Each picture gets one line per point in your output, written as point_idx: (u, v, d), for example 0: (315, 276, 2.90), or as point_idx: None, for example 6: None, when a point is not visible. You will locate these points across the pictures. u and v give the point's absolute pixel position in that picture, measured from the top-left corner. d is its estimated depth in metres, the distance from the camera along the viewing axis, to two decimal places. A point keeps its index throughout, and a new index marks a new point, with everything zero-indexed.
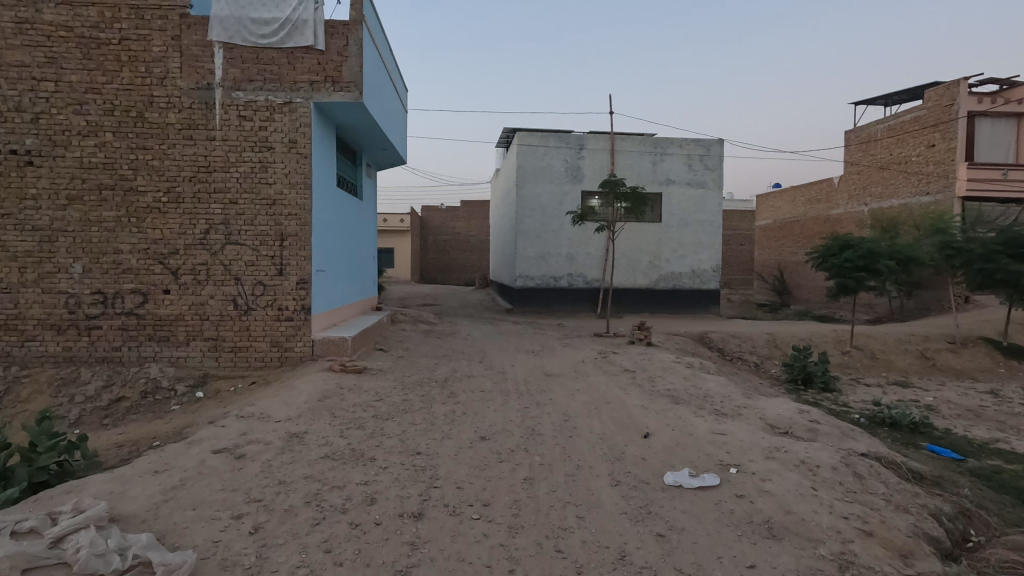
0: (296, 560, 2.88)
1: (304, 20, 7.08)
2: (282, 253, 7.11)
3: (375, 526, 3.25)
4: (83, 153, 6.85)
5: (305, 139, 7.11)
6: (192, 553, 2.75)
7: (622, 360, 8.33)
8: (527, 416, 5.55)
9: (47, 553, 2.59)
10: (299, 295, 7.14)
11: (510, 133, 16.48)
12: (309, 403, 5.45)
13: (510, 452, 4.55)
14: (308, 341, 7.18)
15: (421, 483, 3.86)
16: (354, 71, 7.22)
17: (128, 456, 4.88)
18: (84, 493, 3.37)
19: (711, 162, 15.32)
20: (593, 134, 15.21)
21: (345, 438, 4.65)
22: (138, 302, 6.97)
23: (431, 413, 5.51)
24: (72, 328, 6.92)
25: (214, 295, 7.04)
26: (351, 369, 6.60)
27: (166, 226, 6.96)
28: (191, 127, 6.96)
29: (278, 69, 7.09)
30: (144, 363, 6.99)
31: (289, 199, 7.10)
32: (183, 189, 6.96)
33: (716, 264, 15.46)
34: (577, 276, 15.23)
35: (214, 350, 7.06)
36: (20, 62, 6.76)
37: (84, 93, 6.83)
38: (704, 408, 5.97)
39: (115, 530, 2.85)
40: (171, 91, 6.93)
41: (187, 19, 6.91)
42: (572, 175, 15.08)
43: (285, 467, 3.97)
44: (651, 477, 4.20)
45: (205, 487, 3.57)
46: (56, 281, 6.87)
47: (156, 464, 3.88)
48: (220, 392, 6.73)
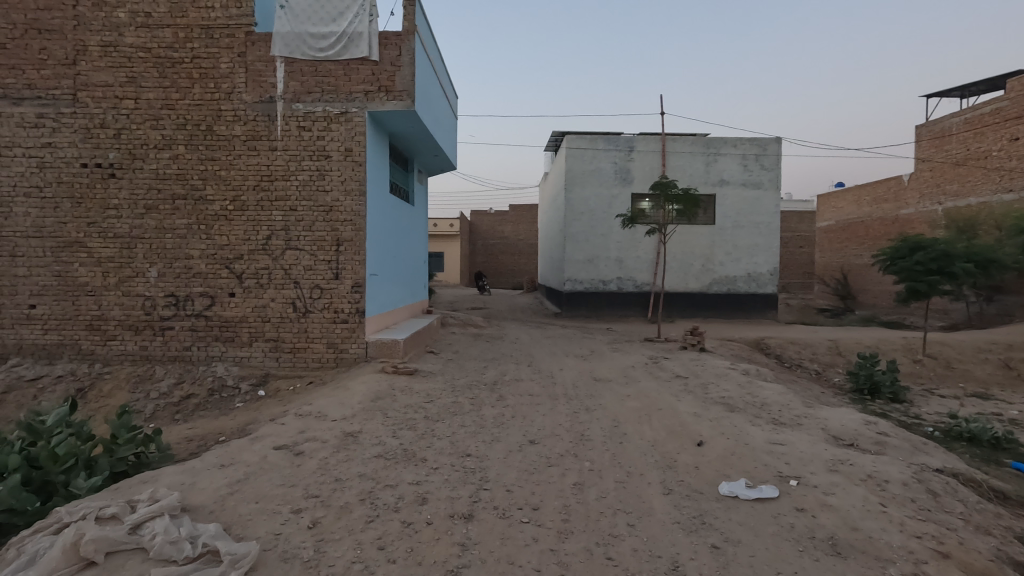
0: (351, 555, 2.96)
1: (359, 33, 7.33)
2: (338, 257, 7.37)
3: (426, 526, 3.31)
4: (158, 165, 7.32)
5: (359, 147, 7.34)
6: (255, 545, 2.88)
7: (673, 366, 8.14)
8: (576, 422, 5.51)
9: (126, 539, 2.78)
10: (354, 299, 7.38)
11: (559, 137, 16.47)
12: (363, 403, 5.63)
13: (559, 457, 4.53)
14: (362, 342, 7.39)
15: (471, 485, 3.90)
16: (406, 80, 7.39)
17: (197, 449, 5.19)
18: (158, 483, 3.60)
19: (768, 162, 14.77)
20: (643, 135, 14.97)
21: (397, 438, 4.76)
22: (206, 305, 7.39)
23: (480, 416, 5.56)
24: (148, 328, 7.41)
25: (274, 299, 7.38)
26: (402, 371, 6.77)
27: (231, 233, 7.35)
28: (255, 138, 7.33)
29: (335, 80, 7.36)
30: (211, 362, 7.40)
31: (345, 207, 7.35)
32: (247, 198, 7.34)
33: (774, 268, 14.85)
34: (626, 280, 15.02)
35: (275, 351, 7.39)
36: (104, 82, 7.31)
37: (160, 109, 7.32)
38: (761, 417, 5.75)
39: (186, 520, 3.04)
40: (237, 105, 7.33)
41: (252, 36, 7.29)
42: (621, 178, 14.90)
43: (340, 465, 4.10)
44: (706, 487, 4.07)
45: (266, 481, 3.74)
46: (134, 285, 7.37)
47: (222, 459, 4.11)
48: (280, 391, 7.04)
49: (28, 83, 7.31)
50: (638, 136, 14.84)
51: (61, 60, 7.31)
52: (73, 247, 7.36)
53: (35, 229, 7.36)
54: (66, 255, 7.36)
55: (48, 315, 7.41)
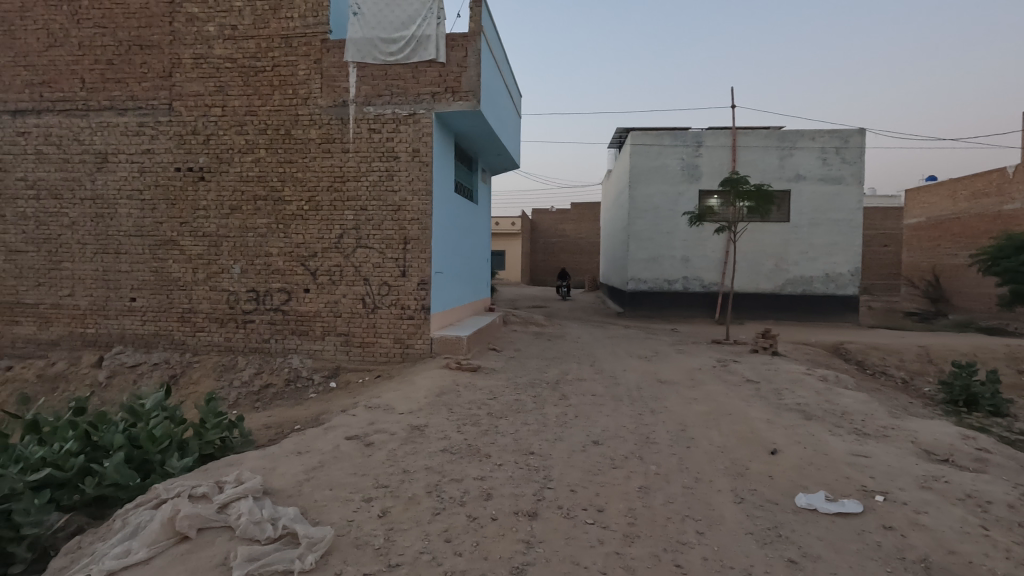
0: (419, 546, 3.02)
1: (427, 36, 7.46)
2: (405, 255, 7.58)
3: (491, 521, 3.34)
4: (242, 168, 7.80)
5: (426, 148, 7.51)
6: (330, 530, 3.01)
7: (743, 369, 7.81)
8: (640, 424, 5.39)
9: (216, 516, 3.00)
10: (420, 296, 7.56)
11: (623, 134, 16.16)
12: (428, 398, 5.78)
13: (623, 459, 4.45)
14: (427, 339, 7.59)
15: (534, 483, 3.91)
16: (472, 80, 7.47)
17: (275, 436, 5.53)
18: (242, 466, 3.85)
19: (849, 155, 13.88)
20: (713, 130, 14.43)
21: (461, 433, 4.85)
22: (284, 300, 7.81)
23: (543, 414, 5.56)
24: (232, 321, 7.92)
25: (346, 295, 7.69)
26: (466, 368, 6.90)
27: (307, 232, 7.73)
28: (329, 141, 7.67)
29: (403, 83, 7.56)
30: (287, 354, 7.82)
31: (412, 205, 7.55)
32: (321, 198, 7.69)
33: (855, 268, 13.94)
34: (692, 279, 14.55)
35: (345, 345, 7.71)
36: (196, 92, 7.87)
37: (244, 116, 7.79)
38: (841, 427, 5.40)
39: (267, 502, 3.23)
40: (313, 110, 7.70)
41: (327, 43, 7.62)
42: (689, 174, 14.43)
43: (408, 457, 4.22)
44: (781, 498, 3.88)
45: (339, 470, 3.90)
46: (220, 280, 7.90)
47: (298, 446, 4.32)
48: (350, 383, 7.37)
49: (131, 96, 7.99)
50: (707, 130, 14.31)
51: (159, 72, 7.93)
52: (167, 245, 7.98)
53: (135, 229, 8.04)
54: (162, 252, 8.00)
55: (146, 308, 8.08)
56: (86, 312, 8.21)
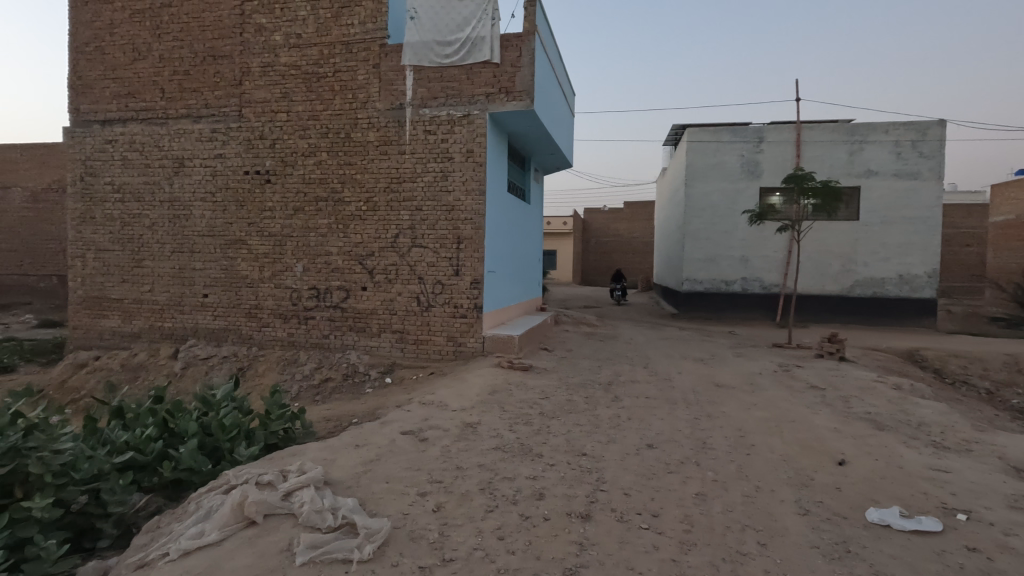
0: (472, 542, 3.05)
1: (481, 37, 7.51)
2: (459, 255, 7.68)
3: (543, 521, 3.33)
4: (305, 170, 8.14)
5: (480, 148, 7.58)
6: (387, 522, 3.09)
7: (807, 375, 7.45)
8: (696, 429, 5.24)
9: (280, 504, 3.14)
10: (472, 295, 7.64)
11: (679, 130, 15.75)
12: (480, 396, 5.84)
13: (679, 464, 4.34)
14: (479, 337, 7.67)
15: (587, 485, 3.87)
16: (526, 80, 7.46)
17: (334, 428, 5.74)
18: (304, 456, 4.01)
19: (927, 148, 12.99)
20: (775, 124, 13.84)
21: (513, 432, 4.86)
22: (343, 297, 8.09)
23: (595, 416, 5.50)
24: (294, 317, 8.27)
25: (401, 293, 7.88)
26: (517, 367, 6.93)
27: (365, 232, 7.97)
28: (386, 143, 7.88)
29: (458, 84, 7.66)
30: (345, 350, 8.10)
31: (465, 205, 7.64)
32: (379, 199, 7.91)
33: (932, 269, 13.04)
34: (751, 280, 14.01)
35: (400, 342, 7.90)
36: (264, 98, 8.26)
37: (307, 121, 8.12)
38: (917, 439, 5.05)
39: (327, 492, 3.35)
40: (372, 113, 7.92)
41: (386, 48, 7.82)
42: (749, 171, 13.90)
43: (461, 454, 4.28)
44: (849, 512, 3.67)
45: (395, 464, 4.00)
46: (284, 278, 8.27)
47: (356, 439, 4.47)
48: (404, 379, 7.56)
49: (205, 104, 8.49)
50: (769, 125, 13.74)
51: (230, 81, 8.38)
52: (236, 244, 8.42)
53: (208, 229, 8.53)
54: (231, 251, 8.45)
55: (217, 304, 8.56)
56: (164, 306, 8.79)
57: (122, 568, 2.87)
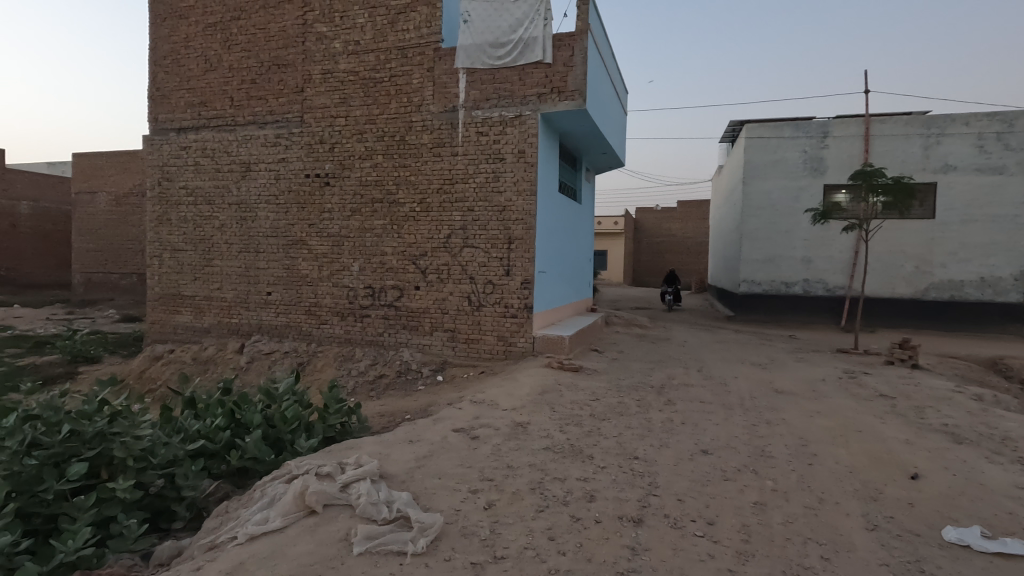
0: (523, 541, 3.06)
1: (534, 38, 7.52)
2: (510, 255, 7.72)
3: (595, 524, 3.30)
4: (362, 173, 8.40)
5: (532, 149, 7.60)
6: (439, 517, 3.14)
7: (875, 383, 7.04)
8: (754, 435, 5.05)
9: (339, 495, 3.26)
10: (523, 295, 7.66)
11: (737, 127, 15.22)
12: (530, 396, 5.85)
13: (736, 471, 4.20)
14: (529, 337, 7.68)
15: (639, 489, 3.81)
16: (578, 79, 7.40)
17: (388, 423, 5.90)
18: (361, 450, 4.14)
19: (1014, 141, 12.04)
20: (841, 118, 13.15)
21: (564, 433, 4.84)
22: (396, 296, 8.30)
23: (647, 419, 5.39)
24: (351, 315, 8.55)
25: (453, 292, 8.00)
26: (568, 367, 6.90)
27: (418, 232, 8.14)
28: (440, 145, 8.02)
29: (511, 86, 7.71)
30: (399, 347, 8.30)
31: (517, 206, 7.67)
32: (432, 200, 8.06)
33: (1018, 272, 12.10)
34: (814, 281, 13.38)
35: (452, 341, 8.02)
36: (324, 104, 8.58)
37: (364, 125, 8.38)
38: (1001, 455, 4.68)
39: (382, 485, 3.44)
40: (426, 116, 8.09)
41: (440, 51, 7.96)
42: (812, 167, 13.27)
43: (512, 453, 4.30)
44: (922, 529, 3.45)
45: (447, 460, 4.07)
46: (342, 277, 8.56)
47: (410, 435, 4.57)
48: (455, 377, 7.68)
49: (270, 111, 8.90)
50: (835, 119, 13.08)
51: (293, 89, 8.76)
52: (298, 245, 8.79)
53: (272, 230, 8.95)
54: (293, 251, 8.83)
55: (280, 301, 8.96)
56: (231, 303, 9.29)
57: (195, 548, 3.05)
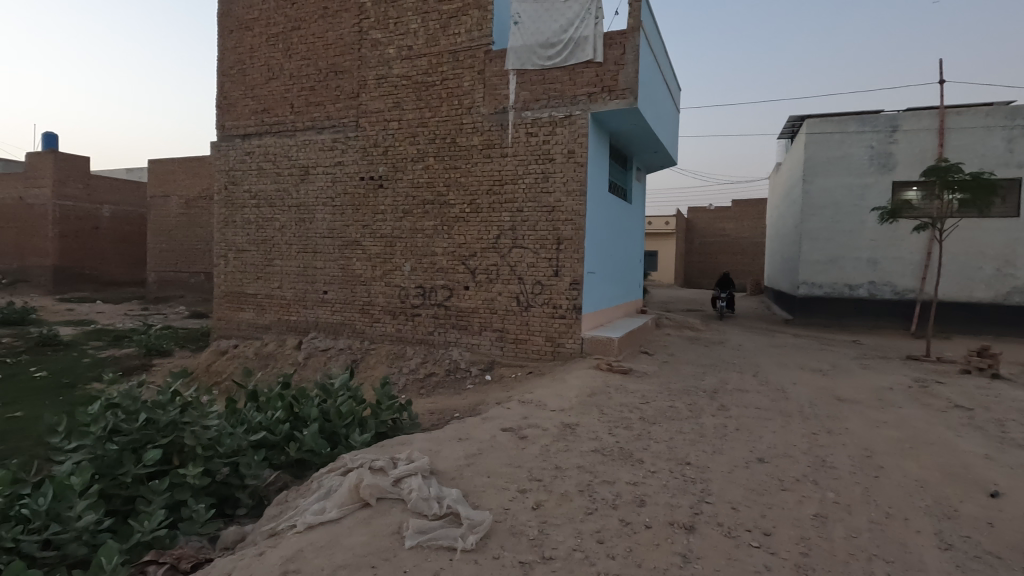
0: (572, 542, 3.05)
1: (585, 37, 7.46)
2: (559, 255, 7.70)
3: (645, 529, 3.25)
4: (414, 175, 8.59)
5: (582, 149, 7.55)
6: (489, 515, 3.18)
7: (950, 393, 6.59)
8: (815, 445, 4.83)
9: (391, 489, 3.34)
10: (572, 295, 7.63)
11: (796, 122, 14.61)
12: (579, 397, 5.81)
13: (794, 481, 4.03)
14: (577, 338, 7.64)
15: (691, 495, 3.72)
16: (630, 77, 7.29)
17: (438, 421, 6.01)
18: (412, 446, 4.24)
19: None
20: (912, 111, 12.40)
21: (613, 436, 4.78)
22: (446, 296, 8.43)
23: (700, 424, 5.26)
24: (402, 314, 8.76)
25: (501, 293, 8.05)
26: (617, 370, 6.82)
27: (468, 233, 8.24)
28: (490, 147, 8.09)
29: (561, 86, 7.68)
30: (448, 346, 8.44)
31: (566, 206, 7.64)
32: (482, 201, 8.14)
33: None
34: (881, 284, 12.67)
35: (500, 341, 8.08)
36: (378, 108, 8.82)
37: (416, 128, 8.57)
38: None
39: (433, 481, 3.51)
40: (476, 118, 8.18)
41: (490, 53, 8.02)
42: (879, 164, 12.57)
43: (560, 454, 4.29)
44: (1002, 551, 3.21)
45: (496, 459, 4.10)
46: (394, 277, 8.78)
47: (459, 433, 4.63)
48: (504, 377, 7.76)
49: (327, 116, 9.23)
50: (905, 112, 12.34)
51: (349, 94, 9.05)
52: (352, 246, 9.09)
53: (328, 231, 9.28)
54: (348, 252, 9.13)
55: (335, 300, 9.28)
56: (290, 301, 9.69)
57: (258, 534, 3.21)
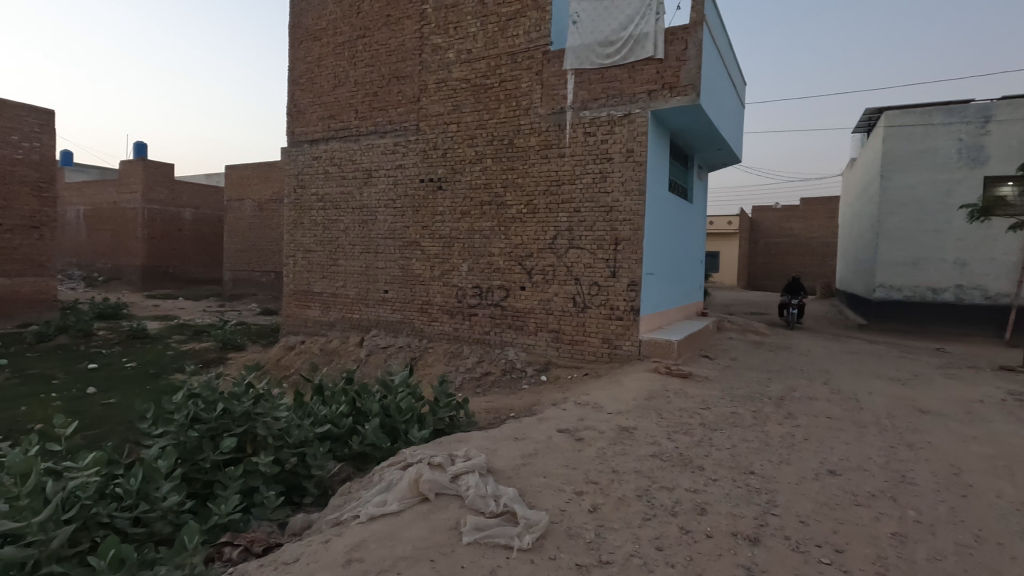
0: (629, 547, 3.00)
1: (645, 33, 7.31)
2: (617, 256, 7.59)
3: (706, 538, 3.15)
4: (471, 177, 8.71)
5: (641, 147, 7.41)
6: (545, 515, 3.18)
7: None
8: (893, 459, 4.52)
9: (449, 485, 3.41)
10: (630, 297, 7.50)
11: (873, 115, 13.74)
12: (637, 401, 5.71)
13: (870, 496, 3.80)
14: (635, 340, 7.50)
15: (756, 506, 3.57)
16: (692, 73, 7.08)
17: (494, 420, 6.06)
18: (470, 444, 4.30)
19: None
20: (1007, 100, 11.40)
21: (672, 441, 4.66)
22: (503, 296, 8.49)
23: (765, 433, 5.04)
24: (459, 313, 8.89)
25: (558, 293, 8.03)
26: (676, 373, 6.64)
27: (525, 233, 8.27)
28: (547, 147, 8.09)
29: (620, 84, 7.57)
30: (504, 346, 8.50)
31: (625, 206, 7.52)
32: (539, 201, 8.15)
33: None
34: (969, 288, 11.71)
35: (556, 342, 8.06)
36: (438, 112, 9.00)
37: (475, 130, 8.68)
38: None
39: (490, 479, 3.55)
40: (534, 119, 8.20)
41: (549, 54, 8.02)
42: (968, 158, 11.63)
43: (617, 457, 4.23)
44: None
45: (552, 459, 4.10)
46: (452, 277, 8.94)
47: (516, 432, 4.65)
48: (559, 378, 7.74)
49: (389, 121, 9.53)
50: (999, 101, 11.37)
51: (410, 98, 9.30)
52: (412, 246, 9.32)
53: (389, 233, 9.57)
54: (407, 252, 9.38)
55: (395, 299, 9.55)
56: (353, 300, 10.06)
57: (323, 523, 3.35)
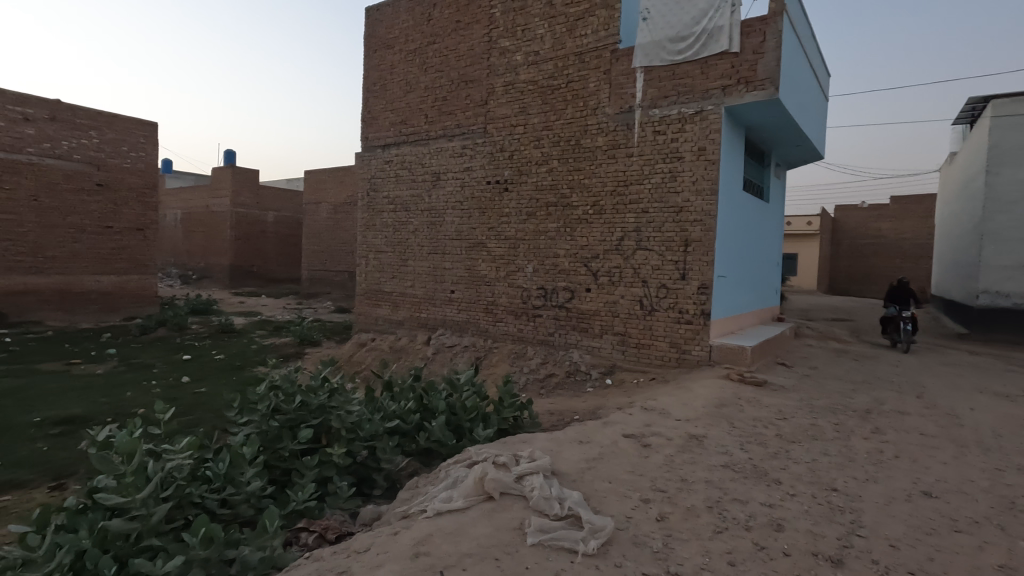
0: (699, 560, 2.89)
1: (719, 27, 7.04)
2: (686, 258, 7.36)
3: (783, 556, 2.98)
4: (537, 178, 8.72)
5: (713, 145, 7.14)
6: (610, 521, 3.12)
7: None
8: (999, 483, 4.09)
9: (513, 485, 3.42)
10: (700, 300, 7.25)
11: (977, 105, 12.54)
12: (706, 408, 5.49)
13: (972, 523, 3.45)
14: (706, 345, 7.23)
15: (839, 525, 3.34)
16: (770, 66, 6.73)
17: (557, 422, 6.03)
18: (534, 445, 4.30)
19: None
20: None
21: (745, 452, 4.45)
22: (568, 297, 8.44)
23: (848, 447, 4.71)
24: (524, 314, 8.92)
25: (624, 296, 7.88)
26: (750, 381, 6.34)
27: (591, 234, 8.18)
28: (615, 147, 7.97)
29: (691, 80, 7.33)
30: (568, 348, 8.45)
31: (695, 206, 7.28)
32: (605, 202, 8.04)
33: None
34: None
35: (621, 344, 7.92)
36: (505, 114, 9.08)
37: (541, 131, 8.69)
38: None
39: (554, 481, 3.54)
40: (601, 119, 8.09)
41: (617, 52, 7.90)
42: None
43: (686, 466, 4.08)
44: None
45: (618, 465, 4.02)
46: (516, 278, 8.98)
47: (581, 435, 4.61)
48: (624, 382, 7.60)
49: (458, 124, 9.72)
50: None
51: (478, 102, 9.44)
52: (478, 247, 9.46)
53: (456, 234, 9.76)
54: (473, 253, 9.52)
55: (461, 299, 9.72)
56: (421, 300, 10.34)
57: (392, 515, 3.46)
